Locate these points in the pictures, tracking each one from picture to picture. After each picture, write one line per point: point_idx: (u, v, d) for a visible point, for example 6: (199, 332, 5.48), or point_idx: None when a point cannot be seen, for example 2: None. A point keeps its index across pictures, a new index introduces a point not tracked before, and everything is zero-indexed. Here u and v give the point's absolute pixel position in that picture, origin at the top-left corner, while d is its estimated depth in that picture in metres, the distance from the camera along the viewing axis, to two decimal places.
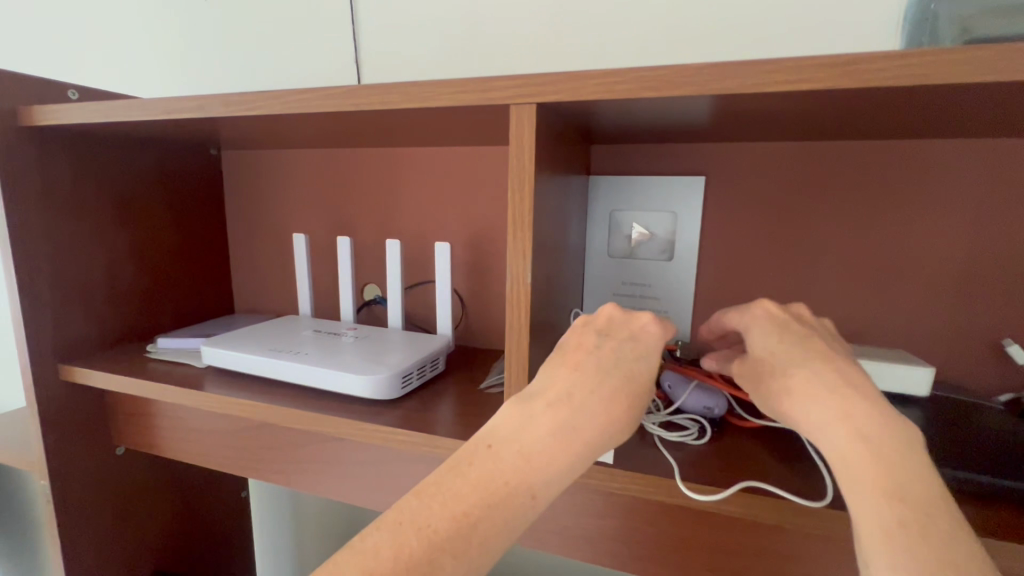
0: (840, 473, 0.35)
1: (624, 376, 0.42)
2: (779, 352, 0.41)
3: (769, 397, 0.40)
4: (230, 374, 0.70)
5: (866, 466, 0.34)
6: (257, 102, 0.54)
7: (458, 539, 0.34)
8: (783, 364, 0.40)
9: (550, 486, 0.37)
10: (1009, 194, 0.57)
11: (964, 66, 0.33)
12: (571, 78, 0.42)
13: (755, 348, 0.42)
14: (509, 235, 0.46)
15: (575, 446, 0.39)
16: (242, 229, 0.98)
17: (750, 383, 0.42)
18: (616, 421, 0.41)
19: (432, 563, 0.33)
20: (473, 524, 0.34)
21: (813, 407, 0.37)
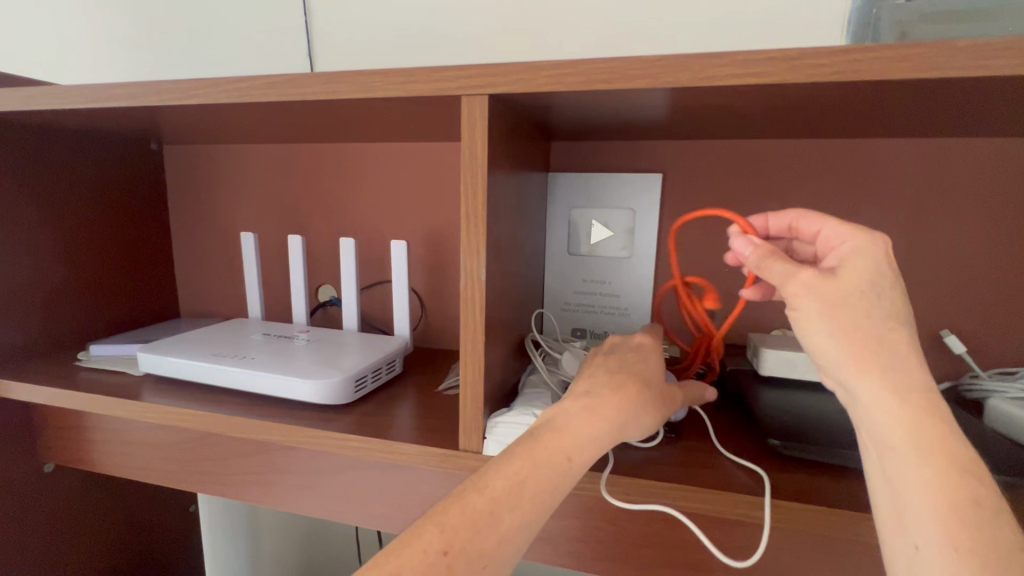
0: (912, 445, 0.32)
1: (646, 374, 0.45)
2: (881, 298, 0.34)
3: (843, 339, 0.34)
4: (171, 382, 0.66)
5: (934, 438, 0.32)
6: (194, 90, 0.50)
7: (513, 496, 0.35)
8: (878, 315, 0.34)
9: (592, 455, 0.39)
10: (946, 192, 0.60)
11: (900, 62, 0.34)
12: (522, 69, 0.41)
13: (851, 273, 0.35)
14: (461, 230, 0.45)
15: (614, 422, 0.40)
16: (189, 229, 0.93)
17: (814, 302, 0.35)
18: (645, 405, 0.43)
19: (492, 518, 0.34)
20: (526, 482, 0.36)
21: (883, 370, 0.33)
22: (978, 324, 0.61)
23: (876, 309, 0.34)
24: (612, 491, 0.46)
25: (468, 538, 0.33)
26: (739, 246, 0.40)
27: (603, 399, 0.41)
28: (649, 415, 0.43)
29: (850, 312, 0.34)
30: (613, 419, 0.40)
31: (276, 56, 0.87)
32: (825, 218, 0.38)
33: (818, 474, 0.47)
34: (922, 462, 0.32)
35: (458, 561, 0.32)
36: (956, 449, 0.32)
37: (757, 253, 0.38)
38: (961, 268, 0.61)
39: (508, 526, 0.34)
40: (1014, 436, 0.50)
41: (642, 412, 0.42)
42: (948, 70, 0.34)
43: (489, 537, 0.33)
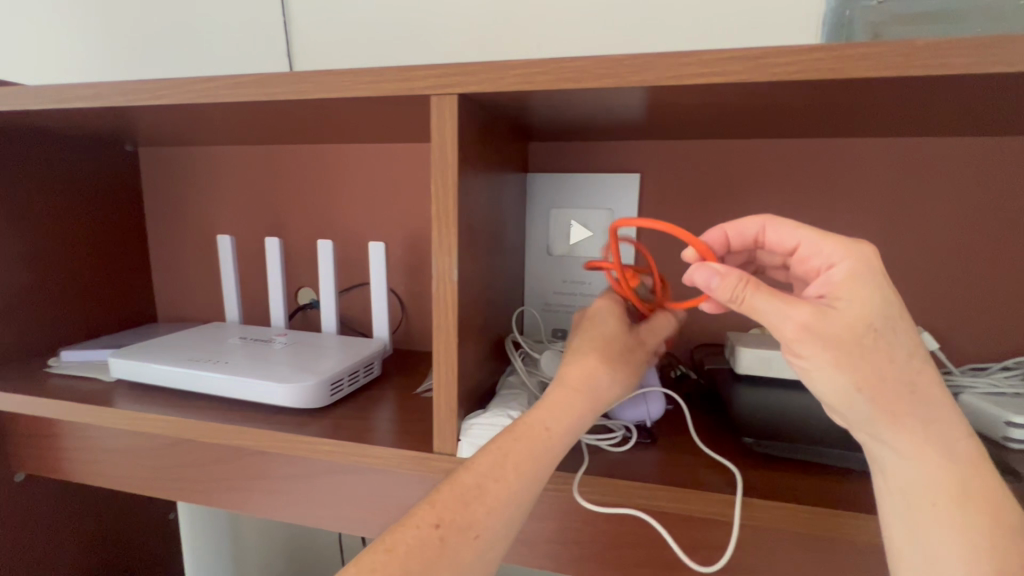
0: (952, 494, 0.33)
1: (610, 337, 0.44)
2: (895, 335, 0.33)
3: (869, 382, 0.34)
4: (144, 388, 0.65)
5: (966, 479, 0.33)
6: (162, 90, 0.49)
7: (496, 467, 0.38)
8: (891, 354, 0.33)
9: (575, 422, 0.41)
10: (918, 190, 0.61)
11: (862, 61, 0.34)
12: (490, 69, 0.40)
13: (852, 308, 0.33)
14: (433, 231, 0.44)
15: (590, 393, 0.42)
16: (166, 232, 0.91)
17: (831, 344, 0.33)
18: (616, 373, 0.43)
19: (478, 491, 0.37)
20: (507, 456, 0.38)
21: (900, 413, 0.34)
22: (950, 321, 0.62)
23: (890, 348, 0.33)
24: (582, 491, 0.46)
25: (456, 511, 0.36)
26: (704, 277, 0.35)
27: (574, 371, 0.43)
28: (625, 378, 0.44)
29: (861, 357, 0.33)
30: (588, 389, 0.42)
31: (255, 56, 0.86)
32: (808, 235, 0.36)
33: (790, 471, 0.48)
34: (960, 509, 0.33)
35: (449, 532, 0.35)
36: (990, 488, 0.33)
37: (728, 284, 0.35)
38: (933, 266, 0.62)
39: (495, 497, 0.37)
40: (985, 431, 0.51)
41: (616, 380, 0.43)
42: (906, 70, 0.34)
43: (477, 509, 0.36)
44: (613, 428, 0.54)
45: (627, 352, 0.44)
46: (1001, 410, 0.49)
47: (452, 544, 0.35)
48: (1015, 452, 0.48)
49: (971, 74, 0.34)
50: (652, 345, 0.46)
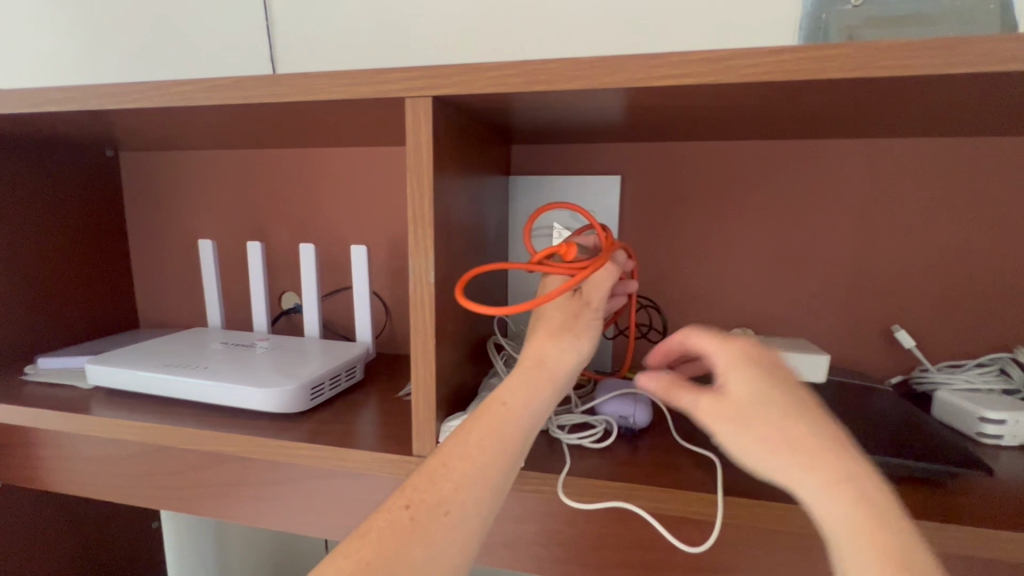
0: (841, 552, 0.27)
1: (555, 308, 0.43)
2: (769, 399, 0.31)
3: (759, 454, 0.30)
4: (123, 395, 0.64)
5: (866, 541, 0.27)
6: (136, 94, 0.49)
7: (461, 445, 0.36)
8: (768, 415, 0.31)
9: (538, 395, 0.39)
10: (892, 190, 0.61)
11: (826, 62, 0.35)
12: (463, 71, 0.41)
13: (732, 381, 0.33)
14: (409, 234, 0.44)
15: (549, 367, 0.40)
16: (148, 237, 0.91)
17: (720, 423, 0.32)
18: (566, 343, 0.42)
19: (444, 469, 0.35)
20: (468, 434, 0.37)
21: (794, 474, 0.29)
22: (925, 319, 0.63)
23: (763, 410, 0.31)
24: (567, 493, 0.46)
25: (423, 491, 0.34)
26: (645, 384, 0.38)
27: (530, 350, 0.42)
28: (578, 345, 0.42)
29: (746, 426, 0.31)
30: (543, 364, 0.40)
31: (237, 59, 0.86)
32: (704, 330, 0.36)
33: None
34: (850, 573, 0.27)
35: (417, 512, 0.33)
36: (894, 558, 0.26)
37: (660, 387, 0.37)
38: (908, 264, 0.62)
39: (462, 472, 0.35)
40: (959, 427, 0.52)
41: (570, 348, 0.41)
42: (869, 70, 0.35)
43: (445, 486, 0.35)
44: (595, 423, 0.53)
45: (574, 319, 0.43)
46: (976, 407, 0.51)
47: (422, 524, 0.33)
48: (989, 447, 0.50)
49: (931, 74, 0.34)
50: (598, 302, 0.43)
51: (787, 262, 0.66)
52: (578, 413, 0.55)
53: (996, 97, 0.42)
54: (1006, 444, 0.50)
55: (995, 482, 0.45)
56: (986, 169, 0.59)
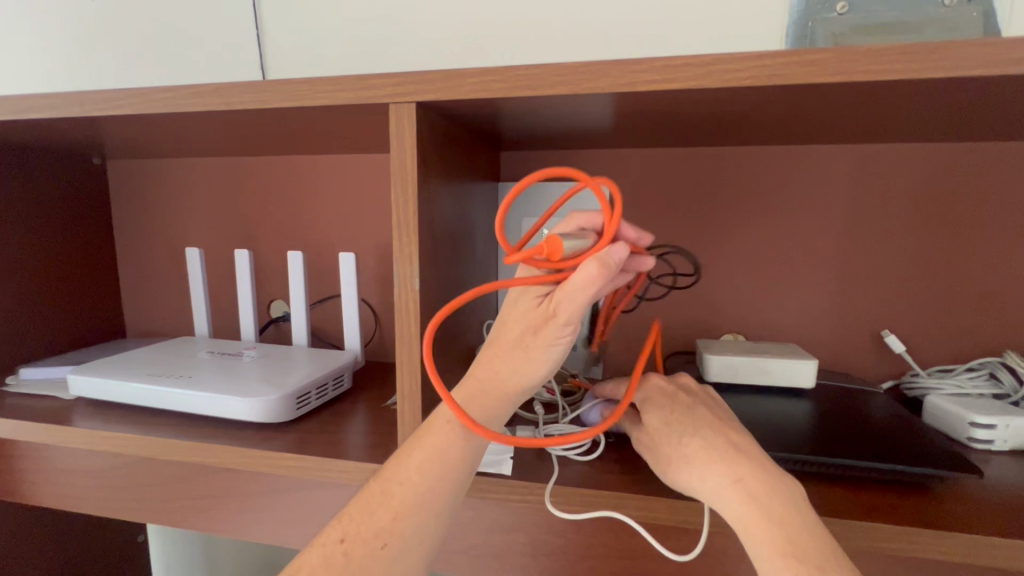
0: (745, 540, 0.35)
1: (518, 317, 0.37)
2: (673, 425, 0.40)
3: (672, 469, 0.39)
4: (105, 405, 0.63)
5: (754, 521, 0.34)
6: (120, 100, 0.49)
7: (401, 470, 0.38)
8: (672, 440, 0.39)
9: (491, 407, 0.39)
10: (879, 196, 0.62)
11: (806, 67, 0.35)
12: (448, 76, 0.40)
13: (650, 416, 0.42)
14: (393, 240, 0.44)
15: (498, 386, 0.39)
16: (135, 245, 0.90)
17: (650, 454, 0.42)
18: (517, 361, 0.38)
19: (384, 497, 0.37)
20: (411, 457, 0.38)
21: (699, 484, 0.37)
22: (914, 323, 0.63)
23: (671, 435, 0.40)
24: (554, 500, 0.45)
25: (361, 522, 0.37)
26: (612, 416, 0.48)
27: (483, 365, 0.39)
28: (532, 363, 0.38)
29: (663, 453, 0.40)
30: (489, 384, 0.39)
31: (226, 68, 0.86)
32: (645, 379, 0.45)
33: None
34: (755, 554, 0.34)
35: (352, 545, 0.36)
36: (776, 532, 0.33)
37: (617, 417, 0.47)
38: (898, 269, 0.62)
39: (402, 501, 0.37)
40: (949, 431, 0.52)
41: (521, 369, 0.38)
42: (852, 74, 0.35)
43: (383, 517, 0.37)
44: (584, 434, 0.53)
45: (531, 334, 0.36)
46: (966, 412, 0.50)
47: (357, 556, 0.36)
48: (977, 452, 0.50)
49: (913, 79, 0.34)
50: (564, 318, 0.34)
51: (777, 267, 0.66)
52: (567, 424, 0.54)
53: (978, 101, 0.42)
54: (997, 448, 0.50)
55: (986, 488, 0.45)
56: (972, 175, 0.59)
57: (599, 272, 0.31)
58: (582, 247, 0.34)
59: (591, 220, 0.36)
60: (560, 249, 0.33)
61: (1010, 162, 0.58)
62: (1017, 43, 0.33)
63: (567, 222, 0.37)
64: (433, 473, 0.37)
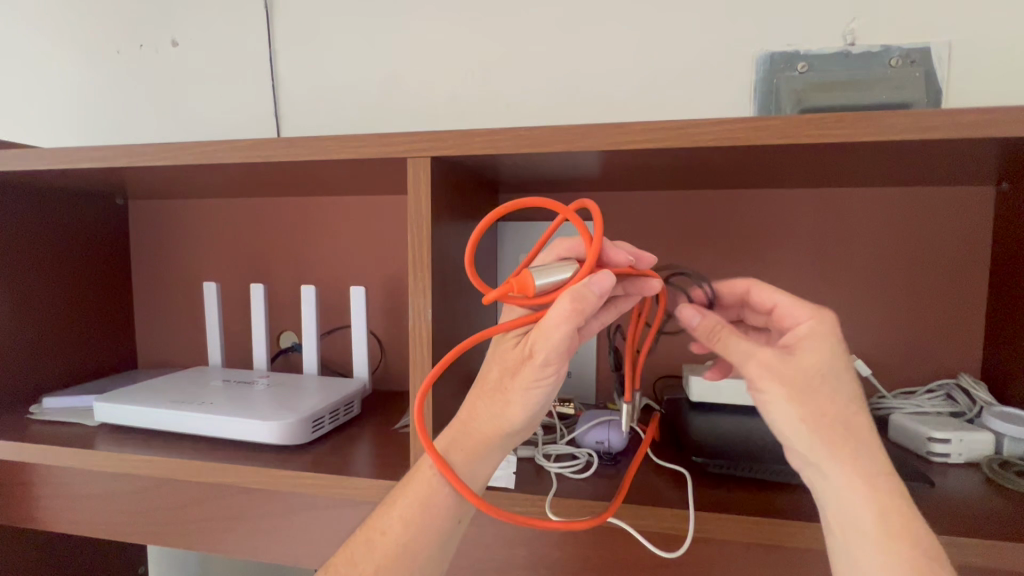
0: (875, 515, 0.36)
1: (502, 356, 0.43)
2: (831, 382, 0.38)
3: (814, 421, 0.37)
4: (127, 431, 0.66)
5: (896, 510, 0.36)
6: (165, 153, 0.55)
7: (385, 521, 0.42)
8: (839, 401, 0.38)
9: (474, 452, 0.44)
10: (840, 233, 0.69)
11: (760, 131, 0.42)
12: (458, 136, 0.47)
13: (808, 357, 0.38)
14: (409, 276, 0.49)
15: (481, 431, 0.44)
16: (152, 281, 0.95)
17: (777, 384, 0.38)
18: (499, 401, 0.43)
19: (367, 548, 0.42)
20: (394, 508, 0.43)
21: (850, 452, 0.37)
22: (879, 348, 0.69)
23: (820, 391, 0.38)
24: (554, 510, 0.49)
25: (347, 573, 0.41)
26: (688, 317, 0.39)
27: (467, 404, 0.45)
28: (511, 405, 0.43)
29: (801, 401, 0.38)
30: (471, 424, 0.44)
31: (245, 116, 0.93)
32: (782, 298, 0.41)
33: (740, 489, 0.51)
34: (880, 531, 0.36)
35: None
36: (913, 524, 0.36)
37: (707, 325, 0.39)
38: (860, 300, 0.69)
39: (384, 553, 0.41)
40: (911, 446, 0.57)
41: (501, 408, 0.43)
42: (797, 137, 0.41)
43: (366, 569, 0.41)
44: (579, 454, 0.57)
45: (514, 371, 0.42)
46: (924, 428, 0.56)
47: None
48: (936, 464, 0.55)
49: (850, 140, 0.41)
50: (540, 354, 0.39)
51: None
52: (562, 444, 0.58)
53: (911, 157, 0.49)
54: (953, 461, 0.55)
55: (942, 496, 0.50)
56: (921, 214, 0.66)
57: (571, 306, 0.36)
58: (561, 279, 0.38)
59: (569, 253, 0.43)
60: (530, 283, 0.37)
61: (950, 203, 0.65)
62: (926, 114, 0.40)
63: (552, 252, 0.43)
64: (414, 521, 0.42)
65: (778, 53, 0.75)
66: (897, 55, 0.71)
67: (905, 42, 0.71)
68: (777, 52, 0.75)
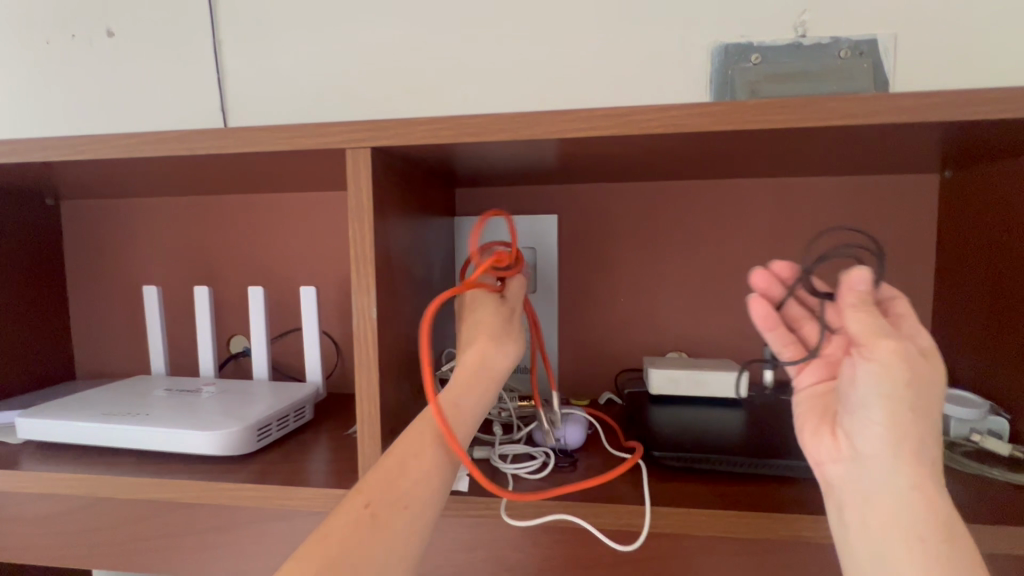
0: (923, 507, 0.33)
1: (485, 311, 0.48)
2: (938, 397, 0.34)
3: (907, 410, 0.33)
4: (57, 448, 0.62)
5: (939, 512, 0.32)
6: (85, 146, 0.51)
7: (419, 442, 0.41)
8: (932, 409, 0.34)
9: (481, 392, 0.45)
10: (794, 222, 0.69)
11: (707, 118, 0.41)
12: (398, 125, 0.45)
13: (932, 366, 0.34)
14: (351, 273, 0.47)
15: (490, 371, 0.46)
16: (90, 285, 0.89)
17: (909, 370, 0.32)
18: (507, 344, 0.48)
19: (403, 467, 0.39)
20: (423, 433, 0.41)
21: (921, 450, 0.33)
22: None
23: (930, 400, 0.33)
24: (508, 512, 0.47)
25: (386, 490, 0.38)
26: (858, 277, 0.34)
27: (475, 353, 0.46)
28: (514, 343, 0.49)
29: (917, 394, 0.33)
30: (485, 365, 0.46)
31: (188, 110, 0.88)
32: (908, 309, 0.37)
33: (698, 482, 0.51)
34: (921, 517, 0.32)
35: (380, 510, 0.36)
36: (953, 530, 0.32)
37: (867, 293, 0.34)
38: None
39: (421, 468, 0.39)
40: None
41: (507, 349, 0.48)
42: (745, 124, 0.41)
43: (404, 483, 0.38)
44: (536, 453, 0.55)
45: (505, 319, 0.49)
46: None
47: (384, 518, 0.36)
48: None
49: (798, 125, 0.41)
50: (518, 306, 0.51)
51: (712, 287, 0.72)
52: (519, 444, 0.57)
53: (856, 144, 0.49)
54: None
55: None
56: (869, 203, 0.67)
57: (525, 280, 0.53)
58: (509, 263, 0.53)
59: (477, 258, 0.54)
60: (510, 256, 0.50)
61: (897, 191, 0.66)
62: (868, 100, 0.39)
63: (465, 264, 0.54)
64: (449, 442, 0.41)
65: (732, 45, 0.75)
66: (846, 47, 0.72)
67: (854, 34, 0.72)
68: (731, 44, 0.75)
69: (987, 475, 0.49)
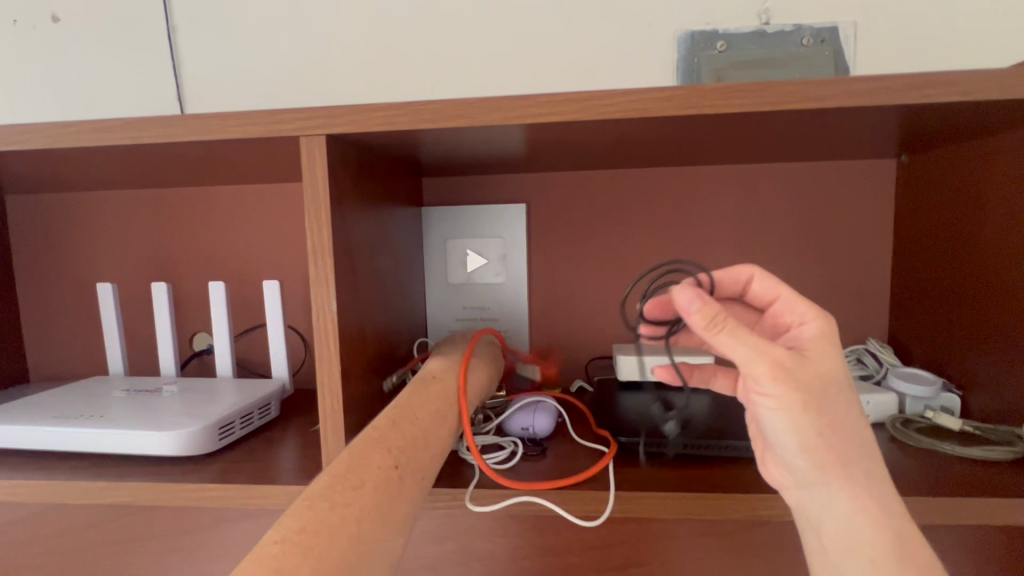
0: (862, 518, 0.35)
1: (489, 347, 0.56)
2: (845, 394, 0.34)
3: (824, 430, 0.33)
4: (5, 454, 0.59)
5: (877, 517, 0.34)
6: (21, 136, 0.48)
7: (433, 417, 0.41)
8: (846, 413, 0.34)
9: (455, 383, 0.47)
10: (758, 208, 0.70)
11: (665, 103, 0.41)
12: (353, 112, 0.43)
13: (821, 361, 0.34)
14: (309, 266, 0.46)
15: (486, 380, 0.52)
16: (41, 283, 0.85)
17: (805, 390, 0.33)
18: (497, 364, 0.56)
19: (421, 437, 0.39)
20: (428, 409, 0.42)
21: (850, 462, 0.34)
22: None
23: (836, 405, 0.34)
24: (474, 500, 0.46)
25: (411, 455, 0.37)
26: (685, 300, 0.32)
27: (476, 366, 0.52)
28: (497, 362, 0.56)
29: (822, 411, 0.33)
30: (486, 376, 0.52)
31: (142, 98, 0.84)
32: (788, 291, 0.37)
33: (662, 465, 0.51)
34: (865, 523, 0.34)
35: (408, 474, 0.36)
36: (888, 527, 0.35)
37: (709, 310, 0.32)
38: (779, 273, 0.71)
39: (433, 441, 0.40)
40: None
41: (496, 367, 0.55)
42: (703, 109, 0.41)
43: (424, 454, 0.38)
44: (504, 443, 0.55)
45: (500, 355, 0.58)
46: None
47: (410, 483, 0.36)
48: None
49: (755, 110, 0.41)
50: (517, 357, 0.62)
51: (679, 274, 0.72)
52: (488, 435, 0.56)
53: (813, 129, 0.50)
54: None
55: None
56: (830, 188, 0.69)
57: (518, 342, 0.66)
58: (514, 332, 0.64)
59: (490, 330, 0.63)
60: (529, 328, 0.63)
61: (856, 177, 0.68)
62: (822, 84, 0.40)
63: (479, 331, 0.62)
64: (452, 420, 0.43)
65: (698, 32, 0.75)
66: (808, 34, 0.73)
67: (816, 21, 0.73)
68: (697, 31, 0.75)
69: (939, 449, 0.51)
